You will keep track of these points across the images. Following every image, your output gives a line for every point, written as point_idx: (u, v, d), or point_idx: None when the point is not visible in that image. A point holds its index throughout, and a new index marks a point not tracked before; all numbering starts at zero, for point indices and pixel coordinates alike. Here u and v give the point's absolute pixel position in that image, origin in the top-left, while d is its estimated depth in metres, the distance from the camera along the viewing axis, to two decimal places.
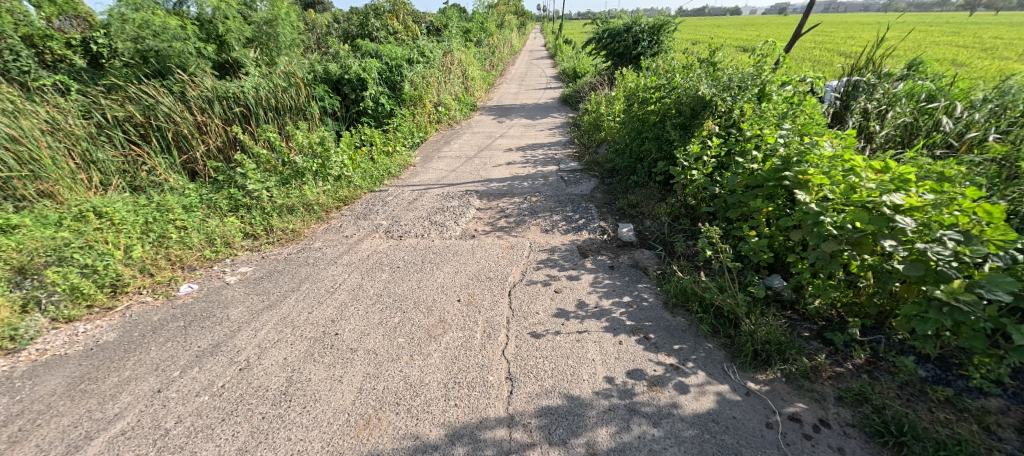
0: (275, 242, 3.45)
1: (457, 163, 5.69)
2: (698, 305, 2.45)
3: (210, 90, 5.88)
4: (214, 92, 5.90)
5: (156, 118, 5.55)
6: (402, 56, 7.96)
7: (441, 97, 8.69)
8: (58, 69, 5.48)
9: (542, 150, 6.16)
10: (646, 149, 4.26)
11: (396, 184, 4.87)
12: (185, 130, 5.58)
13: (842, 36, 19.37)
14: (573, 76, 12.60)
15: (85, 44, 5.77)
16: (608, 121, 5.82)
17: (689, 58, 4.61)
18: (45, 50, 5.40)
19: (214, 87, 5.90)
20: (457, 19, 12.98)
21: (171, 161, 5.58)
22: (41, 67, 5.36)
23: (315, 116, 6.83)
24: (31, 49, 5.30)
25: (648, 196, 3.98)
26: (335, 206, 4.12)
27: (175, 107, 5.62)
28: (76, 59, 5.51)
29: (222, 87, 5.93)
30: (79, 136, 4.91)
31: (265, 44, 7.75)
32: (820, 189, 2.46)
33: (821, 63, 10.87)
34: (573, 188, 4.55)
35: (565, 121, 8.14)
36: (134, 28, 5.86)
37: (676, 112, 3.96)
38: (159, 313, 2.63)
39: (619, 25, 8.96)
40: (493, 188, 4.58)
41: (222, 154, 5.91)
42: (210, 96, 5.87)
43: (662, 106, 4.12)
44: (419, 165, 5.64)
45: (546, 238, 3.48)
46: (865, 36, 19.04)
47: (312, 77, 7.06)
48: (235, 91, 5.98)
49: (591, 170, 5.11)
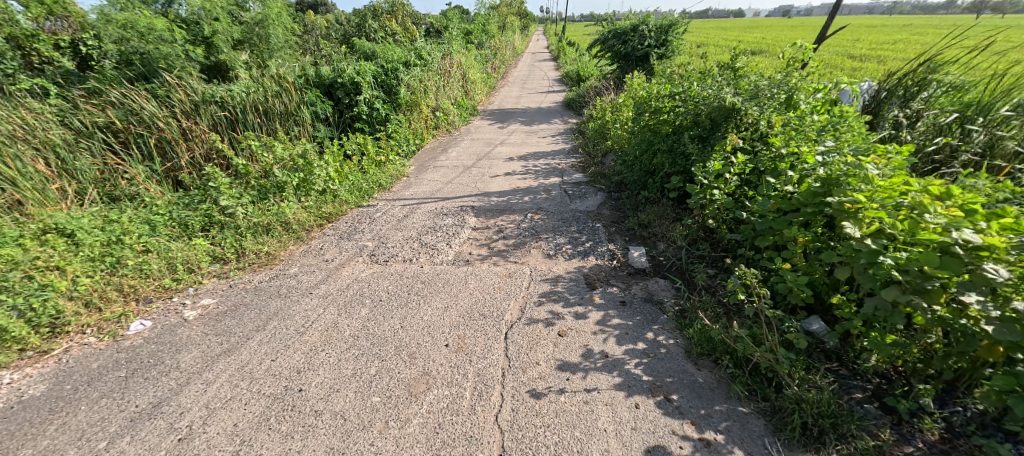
0: (245, 268, 3.10)
1: (453, 173, 5.34)
2: (726, 356, 2.08)
3: (196, 94, 5.60)
4: (200, 96, 5.61)
5: (137, 124, 5.22)
6: (398, 58, 7.63)
7: (439, 102, 8.34)
8: (44, 72, 5.11)
9: (544, 159, 5.82)
10: (658, 163, 3.89)
11: (387, 197, 4.53)
12: (169, 136, 5.26)
13: (851, 39, 18.97)
14: (577, 79, 12.25)
15: (74, 45, 5.36)
16: (615, 128, 5.46)
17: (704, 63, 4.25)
18: (32, 52, 5.03)
19: (201, 91, 5.62)
20: (457, 20, 12.65)
21: (153, 170, 5.21)
22: (26, 69, 5.01)
23: (306, 122, 6.50)
24: (17, 51, 4.93)
25: (661, 216, 3.62)
26: (318, 223, 3.77)
27: (159, 113, 5.28)
28: (63, 60, 5.13)
29: (209, 91, 5.63)
30: (54, 144, 4.62)
31: (256, 46, 7.45)
32: (872, 221, 2.08)
33: (834, 67, 10.51)
34: (578, 204, 4.19)
35: (568, 127, 7.79)
36: (118, 29, 5.52)
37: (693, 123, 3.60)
38: (100, 359, 2.27)
39: (625, 26, 8.60)
40: (491, 203, 4.22)
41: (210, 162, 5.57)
42: (196, 100, 5.56)
43: (676, 116, 3.77)
44: (413, 175, 5.30)
45: (549, 264, 3.12)
46: (875, 39, 18.66)
47: (303, 80, 6.73)
48: (223, 94, 5.70)
49: (597, 183, 4.75)
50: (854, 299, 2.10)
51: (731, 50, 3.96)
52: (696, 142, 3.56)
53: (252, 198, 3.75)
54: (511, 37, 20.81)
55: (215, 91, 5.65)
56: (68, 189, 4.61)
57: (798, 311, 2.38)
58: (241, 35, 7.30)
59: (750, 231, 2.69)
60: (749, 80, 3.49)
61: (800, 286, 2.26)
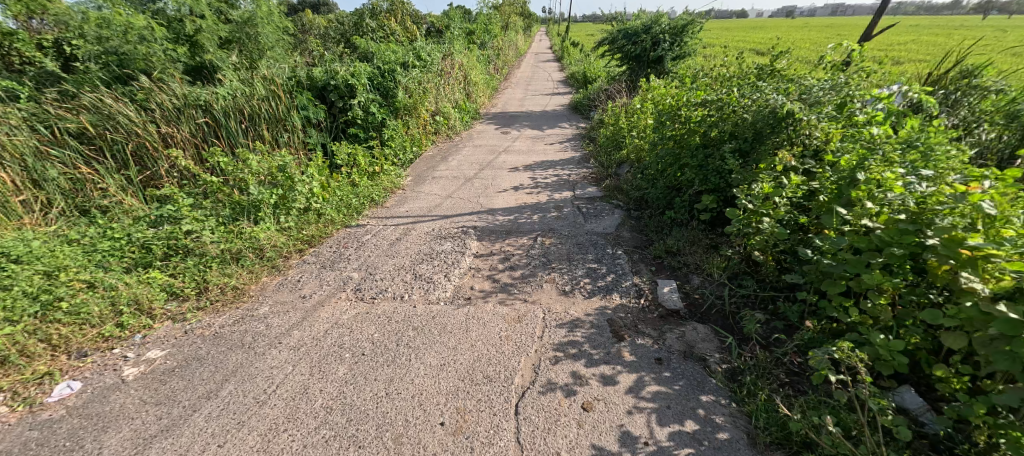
0: (207, 308, 2.64)
1: (454, 185, 4.87)
2: (807, 451, 1.60)
3: (177, 97, 5.12)
4: (183, 100, 5.13)
5: (112, 130, 4.72)
6: (396, 59, 7.16)
7: (439, 105, 7.86)
8: (25, 73, 4.82)
9: (552, 169, 5.34)
10: (686, 179, 3.41)
11: (379, 214, 4.06)
12: (147, 144, 4.80)
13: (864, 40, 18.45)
14: (583, 81, 11.75)
15: (58, 45, 5.04)
16: (633, 137, 4.97)
17: (738, 64, 3.75)
18: (12, 51, 4.77)
19: (182, 94, 5.14)
20: (459, 19, 12.16)
21: (130, 180, 4.74)
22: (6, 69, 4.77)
23: (296, 127, 6.02)
24: None
25: (692, 243, 3.13)
26: (298, 247, 3.30)
27: (136, 118, 4.79)
28: (46, 62, 4.75)
29: (192, 94, 5.16)
30: (23, 152, 4.18)
31: (245, 46, 6.99)
32: (995, 274, 1.61)
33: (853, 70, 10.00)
34: (594, 225, 3.70)
35: (576, 132, 7.31)
36: (96, 27, 5.12)
37: (730, 135, 3.10)
38: (5, 441, 1.79)
39: (637, 25, 8.10)
40: (495, 223, 3.74)
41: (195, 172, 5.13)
42: (178, 104, 5.08)
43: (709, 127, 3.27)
44: (409, 187, 4.83)
45: (566, 304, 2.63)
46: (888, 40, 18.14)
47: (293, 83, 6.27)
48: (209, 97, 5.22)
49: (613, 198, 4.27)
50: (968, 374, 1.64)
51: (771, 48, 3.44)
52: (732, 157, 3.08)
53: (223, 220, 3.28)
54: (513, 37, 20.30)
55: (200, 94, 5.17)
56: (34, 202, 4.18)
57: (882, 378, 1.90)
58: (229, 33, 6.83)
59: (811, 271, 2.21)
60: (799, 81, 2.97)
61: (891, 351, 1.77)
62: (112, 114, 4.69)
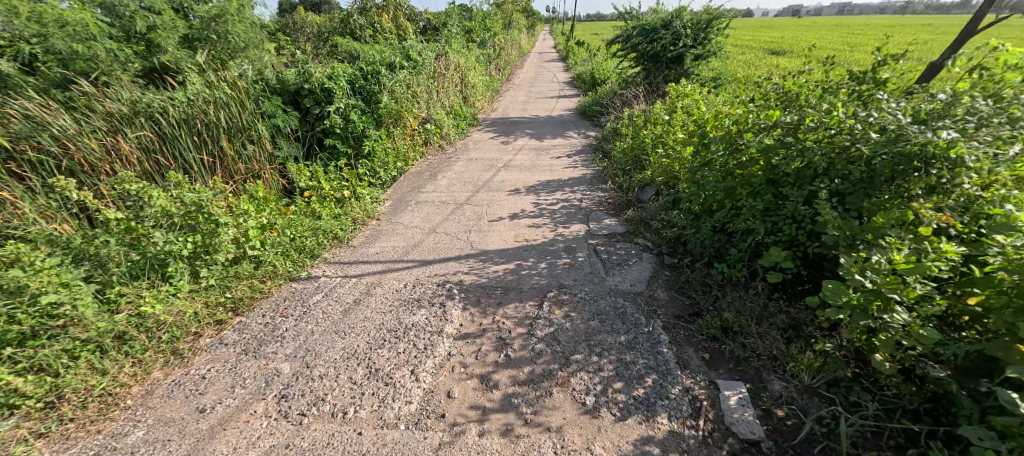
0: (49, 434, 1.76)
1: (440, 213, 3.98)
2: None
3: (124, 103, 4.14)
4: (131, 106, 4.17)
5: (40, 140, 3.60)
6: (381, 60, 6.29)
7: (431, 112, 6.94)
8: None
9: (559, 192, 4.45)
10: (745, 225, 2.53)
11: (341, 258, 3.19)
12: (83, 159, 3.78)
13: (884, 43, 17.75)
14: (590, 83, 10.82)
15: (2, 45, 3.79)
16: (662, 158, 4.08)
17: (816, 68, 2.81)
18: None
19: (129, 98, 4.17)
20: (457, 16, 11.21)
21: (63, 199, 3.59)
22: None
23: (263, 138, 5.15)
24: None
25: (760, 321, 2.24)
26: (211, 317, 2.42)
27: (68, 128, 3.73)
28: None
29: (141, 99, 4.22)
30: None
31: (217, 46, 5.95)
32: None
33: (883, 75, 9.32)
34: (618, 280, 2.81)
35: (585, 143, 6.43)
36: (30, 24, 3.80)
37: (820, 173, 2.22)
38: None
39: (654, 20, 7.18)
40: (487, 277, 2.86)
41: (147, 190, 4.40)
42: (125, 111, 4.11)
43: (783, 159, 2.38)
44: (386, 217, 3.96)
45: (588, 432, 1.74)
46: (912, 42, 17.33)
47: (261, 88, 5.41)
48: (160, 103, 4.30)
49: (638, 235, 3.37)
50: None
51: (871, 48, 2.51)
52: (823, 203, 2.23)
53: (117, 279, 2.40)
54: (516, 37, 19.46)
55: (150, 99, 4.24)
56: None
57: None
58: (194, 31, 5.81)
59: (1001, 418, 1.34)
60: (932, 100, 2.08)
61: None
62: (37, 122, 3.62)
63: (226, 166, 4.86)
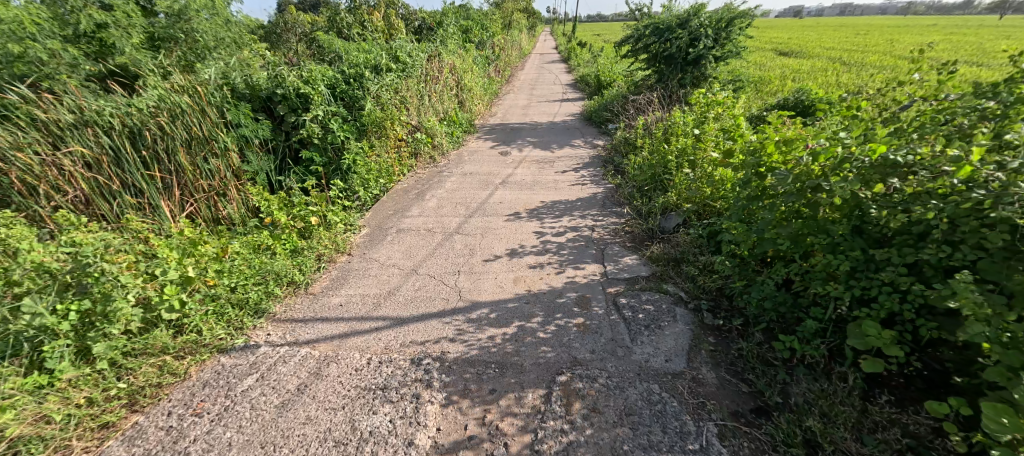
0: None
1: (424, 246, 3.31)
2: None
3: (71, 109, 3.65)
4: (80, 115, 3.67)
5: None
6: (366, 62, 5.63)
7: (422, 119, 6.26)
8: None
9: (566, 218, 3.78)
10: (824, 289, 1.86)
11: (294, 313, 2.53)
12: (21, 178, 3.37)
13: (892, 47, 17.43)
14: (596, 85, 10.14)
15: None
16: (692, 181, 3.42)
17: (917, 72, 2.07)
18: None
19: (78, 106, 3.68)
20: (454, 16, 10.55)
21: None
22: None
23: (228, 151, 4.50)
24: None
25: (862, 437, 1.57)
26: (93, 419, 1.74)
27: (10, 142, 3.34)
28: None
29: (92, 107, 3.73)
30: None
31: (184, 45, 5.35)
32: None
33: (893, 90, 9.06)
34: (649, 353, 2.14)
35: (593, 154, 5.77)
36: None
37: (947, 235, 1.54)
38: None
39: (668, 18, 6.52)
40: (475, 350, 2.19)
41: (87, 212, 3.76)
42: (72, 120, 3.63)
43: (884, 211, 1.69)
44: (359, 252, 3.30)
45: None
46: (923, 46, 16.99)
47: (226, 93, 4.74)
48: (115, 110, 3.82)
49: (668, 282, 2.71)
50: None
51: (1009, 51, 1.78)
52: (939, 276, 1.59)
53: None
54: (516, 38, 18.88)
55: (102, 106, 3.79)
56: None
57: None
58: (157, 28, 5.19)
59: None
60: None
61: None
62: None
63: (183, 184, 4.22)
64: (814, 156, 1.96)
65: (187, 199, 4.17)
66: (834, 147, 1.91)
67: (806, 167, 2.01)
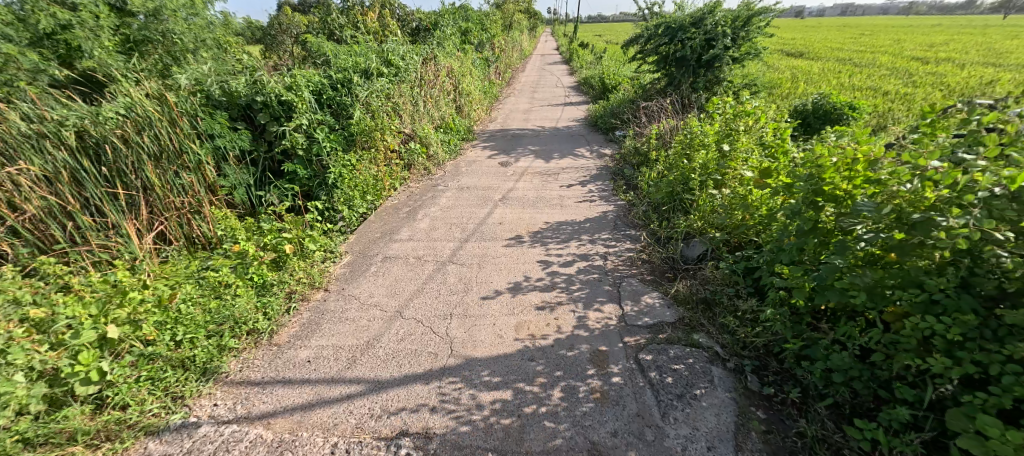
0: None
1: (413, 281, 2.88)
2: None
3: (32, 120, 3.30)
4: (43, 124, 3.31)
5: None
6: (356, 65, 5.20)
7: (416, 127, 5.83)
8: None
9: (574, 243, 3.34)
10: (928, 368, 1.40)
11: (251, 374, 2.09)
12: None
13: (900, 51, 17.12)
14: (600, 88, 9.71)
15: None
16: (721, 203, 2.98)
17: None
18: None
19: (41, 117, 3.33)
20: (452, 17, 10.10)
21: None
22: None
23: (201, 165, 4.09)
24: None
25: None
26: None
27: None
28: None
29: (56, 118, 3.36)
30: None
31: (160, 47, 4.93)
32: None
33: (909, 97, 8.74)
34: (685, 436, 1.69)
35: (601, 165, 5.34)
36: None
37: None
38: None
39: (682, 17, 6.10)
40: (467, 430, 1.75)
41: (37, 234, 3.34)
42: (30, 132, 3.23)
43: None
44: (338, 287, 2.86)
45: None
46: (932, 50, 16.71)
47: (201, 101, 4.31)
48: (80, 120, 3.45)
49: (700, 330, 2.27)
50: None
51: None
52: None
53: None
54: (517, 40, 18.54)
55: (65, 115, 3.41)
56: None
57: None
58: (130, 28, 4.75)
59: None
60: None
61: None
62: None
63: (150, 202, 3.81)
64: (920, 181, 1.49)
65: (156, 219, 3.78)
66: (952, 170, 1.43)
67: (906, 194, 1.53)
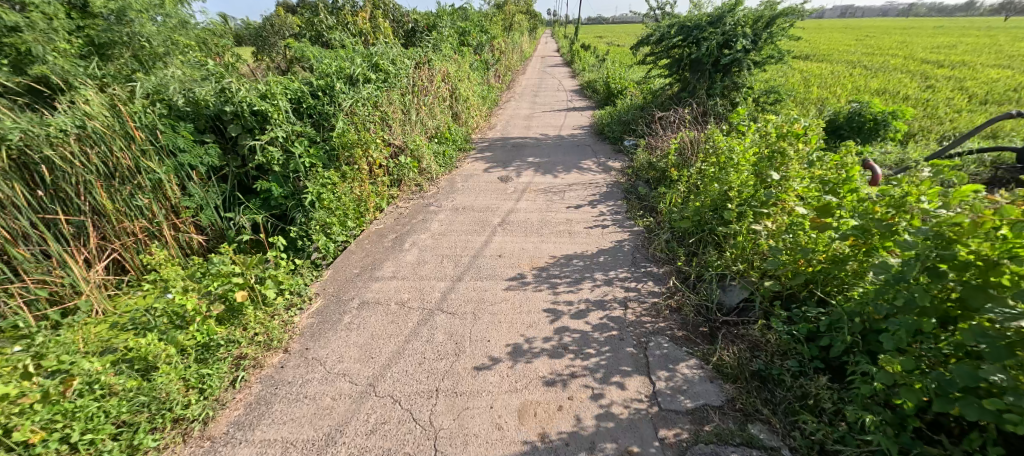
0: None
1: (393, 339, 2.36)
2: None
3: None
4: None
5: None
6: (340, 71, 4.66)
7: (408, 138, 5.30)
8: None
9: (586, 284, 2.83)
10: None
11: None
12: None
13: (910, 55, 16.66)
14: (605, 93, 9.19)
15: None
16: (768, 242, 2.47)
17: None
18: None
19: None
20: (449, 18, 9.59)
21: None
22: None
23: (161, 184, 3.54)
24: None
25: None
26: None
27: None
28: None
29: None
30: None
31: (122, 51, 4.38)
32: None
33: (933, 105, 8.24)
34: None
35: (611, 181, 4.81)
36: None
37: None
38: None
39: (698, 18, 5.58)
40: None
41: None
42: None
43: None
44: (300, 346, 2.34)
45: None
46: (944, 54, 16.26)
47: (161, 111, 3.64)
48: (23, 134, 2.85)
49: (758, 420, 1.75)
50: None
51: None
52: None
53: None
54: (517, 42, 18.06)
55: (5, 128, 2.79)
56: None
57: None
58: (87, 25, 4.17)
59: None
60: None
61: None
62: None
63: (100, 227, 3.30)
64: None
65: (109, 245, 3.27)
66: None
67: None
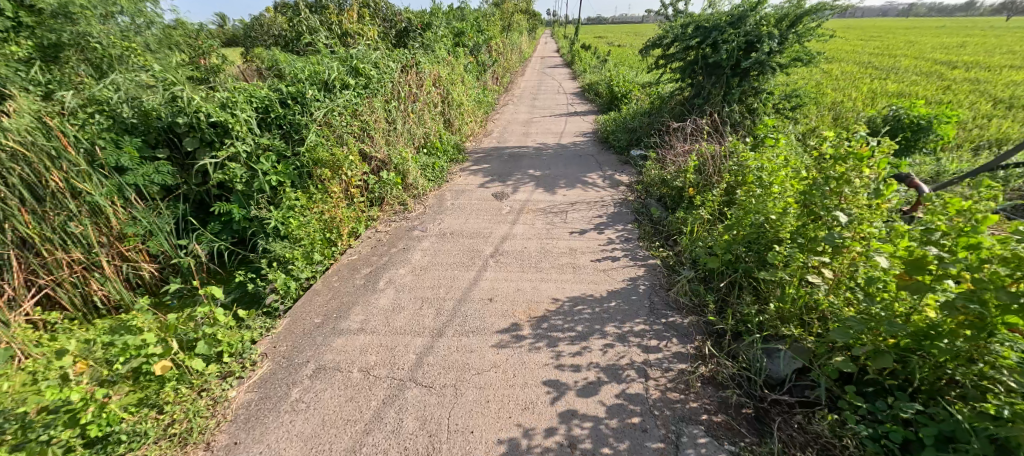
0: None
1: (348, 428, 1.83)
2: None
3: None
4: None
5: None
6: (314, 76, 4.12)
7: (393, 149, 4.78)
8: None
9: (596, 343, 2.29)
10: None
11: None
12: None
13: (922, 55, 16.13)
14: (609, 96, 8.66)
15: None
16: (829, 300, 1.95)
17: None
18: None
19: None
20: (444, 17, 9.05)
21: None
22: None
23: (103, 209, 2.83)
24: None
25: None
26: None
27: None
28: None
29: None
30: None
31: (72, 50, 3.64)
32: None
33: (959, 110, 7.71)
34: None
35: (619, 198, 4.29)
36: None
37: None
38: None
39: (716, 16, 5.03)
40: None
41: None
42: None
43: None
44: (228, 439, 1.81)
45: None
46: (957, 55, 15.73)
47: (102, 124, 2.90)
48: None
49: None
50: None
51: None
52: None
53: None
54: (516, 43, 17.56)
55: None
56: None
57: None
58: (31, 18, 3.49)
59: None
60: None
61: None
62: None
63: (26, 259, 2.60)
64: None
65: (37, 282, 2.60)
66: None
67: None
